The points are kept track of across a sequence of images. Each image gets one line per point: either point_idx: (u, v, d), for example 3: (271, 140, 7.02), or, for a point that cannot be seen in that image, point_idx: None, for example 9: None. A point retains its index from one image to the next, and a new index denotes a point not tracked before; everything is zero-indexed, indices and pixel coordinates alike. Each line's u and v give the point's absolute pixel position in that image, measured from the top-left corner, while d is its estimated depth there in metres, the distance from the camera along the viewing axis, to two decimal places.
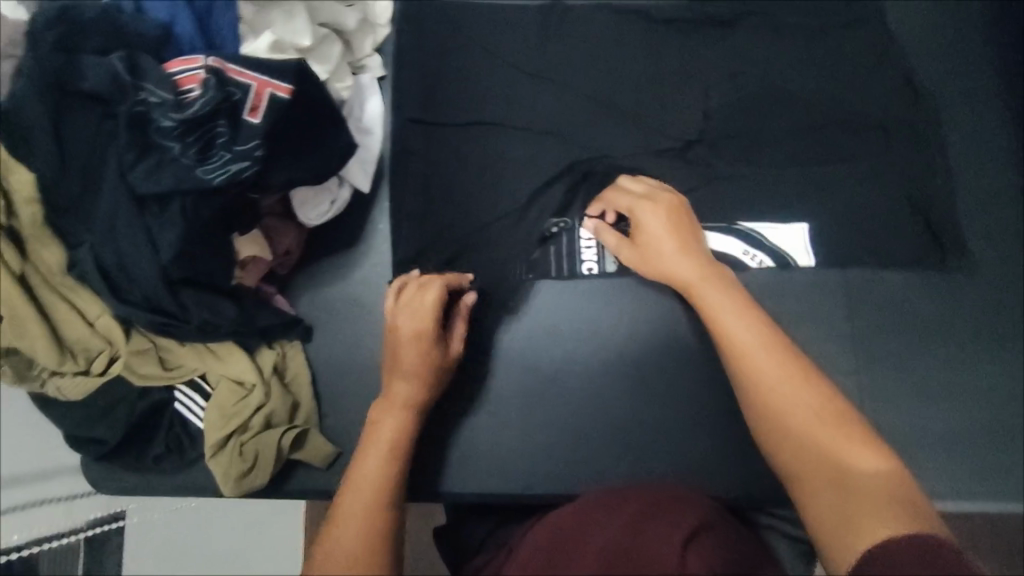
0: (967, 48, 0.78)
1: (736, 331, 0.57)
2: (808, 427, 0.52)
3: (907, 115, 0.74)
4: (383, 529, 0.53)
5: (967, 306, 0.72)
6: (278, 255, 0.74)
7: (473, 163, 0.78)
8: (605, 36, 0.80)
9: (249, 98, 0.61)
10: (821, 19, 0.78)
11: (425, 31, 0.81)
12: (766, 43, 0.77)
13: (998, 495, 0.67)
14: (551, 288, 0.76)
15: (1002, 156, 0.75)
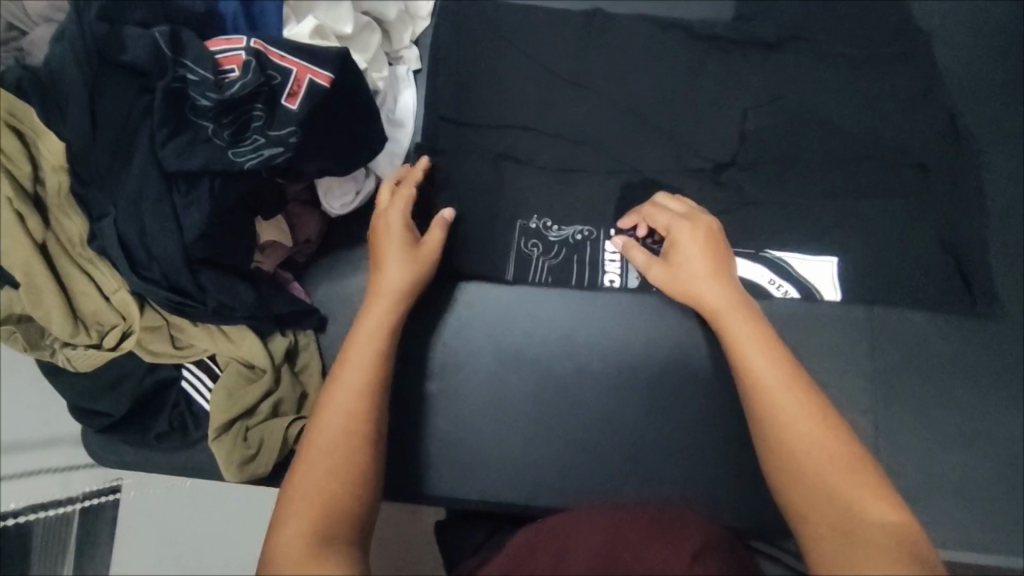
0: (1012, 92, 0.77)
1: (755, 359, 0.56)
2: (820, 467, 0.51)
3: (944, 155, 0.74)
4: (351, 463, 0.53)
5: (990, 353, 0.71)
6: (298, 242, 0.74)
7: (503, 165, 0.77)
8: (647, 48, 0.79)
9: (289, 83, 0.60)
10: (867, 50, 0.77)
11: (467, 26, 0.80)
12: (809, 70, 0.76)
13: (1006, 547, 0.66)
14: (570, 298, 0.74)
15: None
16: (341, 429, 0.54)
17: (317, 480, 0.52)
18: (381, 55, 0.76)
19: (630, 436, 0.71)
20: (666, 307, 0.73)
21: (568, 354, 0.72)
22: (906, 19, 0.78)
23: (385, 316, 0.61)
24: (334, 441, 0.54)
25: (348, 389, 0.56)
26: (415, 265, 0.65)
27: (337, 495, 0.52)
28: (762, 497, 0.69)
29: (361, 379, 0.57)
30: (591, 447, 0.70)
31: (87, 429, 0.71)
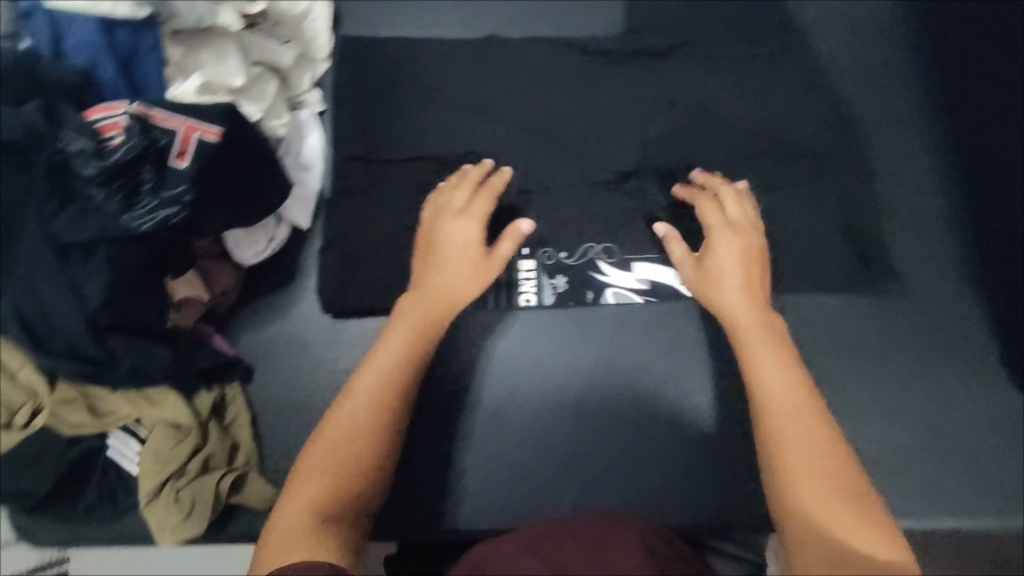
0: (892, 75, 0.80)
1: (764, 359, 0.57)
2: (815, 489, 0.49)
3: (830, 145, 0.77)
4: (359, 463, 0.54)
5: (899, 326, 0.74)
6: (215, 295, 0.74)
7: (414, 197, 0.78)
8: (542, 70, 0.81)
9: (175, 143, 0.61)
10: (750, 51, 0.80)
11: (367, 70, 0.82)
12: (698, 76, 0.79)
13: (925, 510, 0.70)
14: (558, 321, 0.75)
15: (929, 178, 0.77)
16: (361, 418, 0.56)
17: (323, 468, 0.52)
18: (280, 102, 0.77)
19: (560, 451, 0.72)
20: (587, 317, 0.76)
21: (562, 379, 0.74)
22: (783, 19, 0.81)
23: (415, 325, 0.62)
24: (349, 433, 0.55)
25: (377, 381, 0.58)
26: (457, 276, 0.67)
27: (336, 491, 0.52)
28: (696, 492, 0.72)
29: (384, 382, 0.58)
30: (557, 474, 0.72)
31: (15, 510, 0.70)
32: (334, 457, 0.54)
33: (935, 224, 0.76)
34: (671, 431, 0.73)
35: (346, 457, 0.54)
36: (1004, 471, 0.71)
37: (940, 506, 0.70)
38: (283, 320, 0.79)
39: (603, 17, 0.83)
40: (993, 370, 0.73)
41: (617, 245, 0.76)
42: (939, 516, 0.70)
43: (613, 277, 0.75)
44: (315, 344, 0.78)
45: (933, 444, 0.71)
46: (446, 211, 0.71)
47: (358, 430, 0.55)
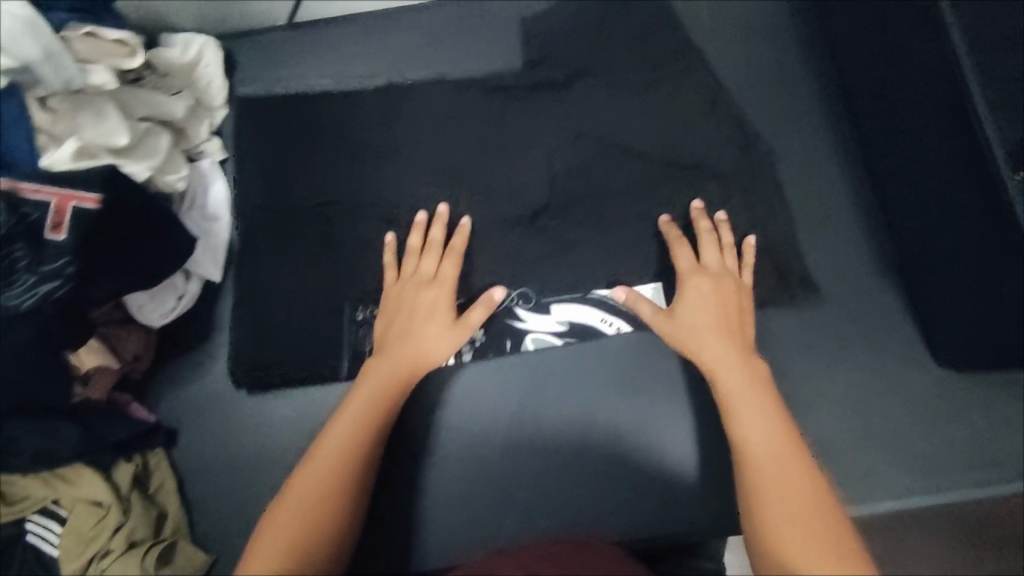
0: (787, 85, 0.83)
1: (746, 415, 0.58)
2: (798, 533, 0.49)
3: (737, 156, 0.77)
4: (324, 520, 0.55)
5: (817, 323, 0.75)
6: (127, 361, 0.71)
7: (325, 245, 0.76)
8: (446, 108, 0.79)
9: (49, 215, 0.58)
10: (651, 72, 0.80)
11: (264, 117, 0.80)
12: (602, 98, 0.78)
13: (863, 499, 0.70)
14: (534, 356, 0.77)
15: (830, 182, 0.80)
16: (332, 485, 0.57)
17: (291, 522, 0.53)
18: (177, 153, 0.75)
19: (496, 483, 0.74)
20: (513, 364, 0.77)
21: (545, 413, 0.75)
22: (681, 36, 0.82)
23: (381, 386, 0.65)
24: (317, 490, 0.56)
25: (352, 448, 0.60)
26: (425, 338, 0.69)
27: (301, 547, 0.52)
28: (635, 506, 0.72)
29: (349, 440, 0.60)
30: (523, 507, 0.73)
31: None
32: (299, 521, 0.53)
33: (841, 222, 0.78)
34: (603, 459, 0.74)
35: (312, 525, 0.54)
36: (940, 455, 0.71)
37: (876, 494, 0.70)
38: (202, 379, 0.76)
39: (501, 57, 0.84)
40: (915, 356, 0.74)
41: (533, 289, 0.75)
42: (876, 504, 0.70)
43: (530, 323, 0.76)
44: (237, 402, 0.76)
45: (865, 435, 0.72)
46: (413, 280, 0.72)
47: (325, 491, 0.56)
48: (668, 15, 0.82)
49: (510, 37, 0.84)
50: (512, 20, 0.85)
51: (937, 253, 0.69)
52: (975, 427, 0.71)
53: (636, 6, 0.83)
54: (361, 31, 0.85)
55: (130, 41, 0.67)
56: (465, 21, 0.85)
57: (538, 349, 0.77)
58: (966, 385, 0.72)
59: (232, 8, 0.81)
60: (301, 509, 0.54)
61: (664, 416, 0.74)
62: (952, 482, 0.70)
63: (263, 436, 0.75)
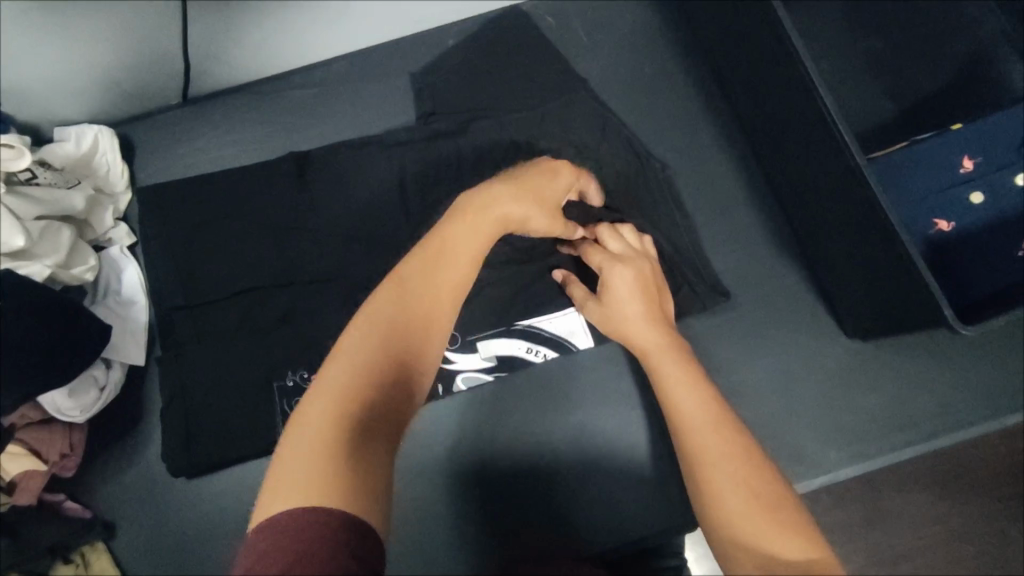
0: (672, 99, 0.87)
1: (675, 386, 0.59)
2: (729, 486, 0.51)
3: (630, 173, 0.81)
4: (393, 359, 0.48)
5: (731, 316, 0.78)
6: (56, 461, 0.69)
7: (247, 318, 0.77)
8: (349, 167, 0.82)
9: None
10: (540, 105, 0.83)
11: (173, 200, 0.81)
12: (496, 138, 0.82)
13: (799, 477, 0.72)
14: (492, 386, 0.77)
15: (726, 181, 0.83)
16: (398, 333, 0.49)
17: (364, 351, 0.47)
18: (83, 243, 0.75)
19: (447, 516, 0.74)
20: (449, 408, 0.77)
21: (512, 441, 0.76)
22: (563, 68, 0.86)
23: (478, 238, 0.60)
24: (389, 321, 0.50)
25: (427, 291, 0.53)
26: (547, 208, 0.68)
27: (369, 378, 0.46)
28: (588, 521, 0.73)
29: (435, 288, 0.54)
30: (488, 541, 0.73)
31: None
32: (366, 362, 0.47)
33: (742, 215, 0.82)
34: (550, 486, 0.74)
35: (378, 368, 0.47)
36: (867, 424, 0.73)
37: (811, 471, 0.72)
38: (137, 467, 0.75)
39: (396, 112, 0.86)
40: (828, 333, 0.77)
41: (457, 330, 0.78)
42: (813, 481, 0.72)
43: (460, 362, 0.78)
44: (175, 484, 0.74)
45: (794, 416, 0.74)
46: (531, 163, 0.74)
47: (396, 320, 0.50)
48: (550, 51, 0.86)
49: (402, 90, 0.87)
50: (401, 72, 0.87)
51: (834, 238, 0.72)
52: (893, 390, 0.74)
53: (516, 44, 0.87)
54: (257, 103, 0.87)
55: (14, 142, 0.67)
56: (356, 78, 0.87)
57: (471, 388, 0.78)
58: (880, 353, 0.75)
59: (123, 95, 0.83)
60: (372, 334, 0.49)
61: (603, 424, 0.76)
62: (881, 448, 0.72)
63: (205, 512, 0.74)
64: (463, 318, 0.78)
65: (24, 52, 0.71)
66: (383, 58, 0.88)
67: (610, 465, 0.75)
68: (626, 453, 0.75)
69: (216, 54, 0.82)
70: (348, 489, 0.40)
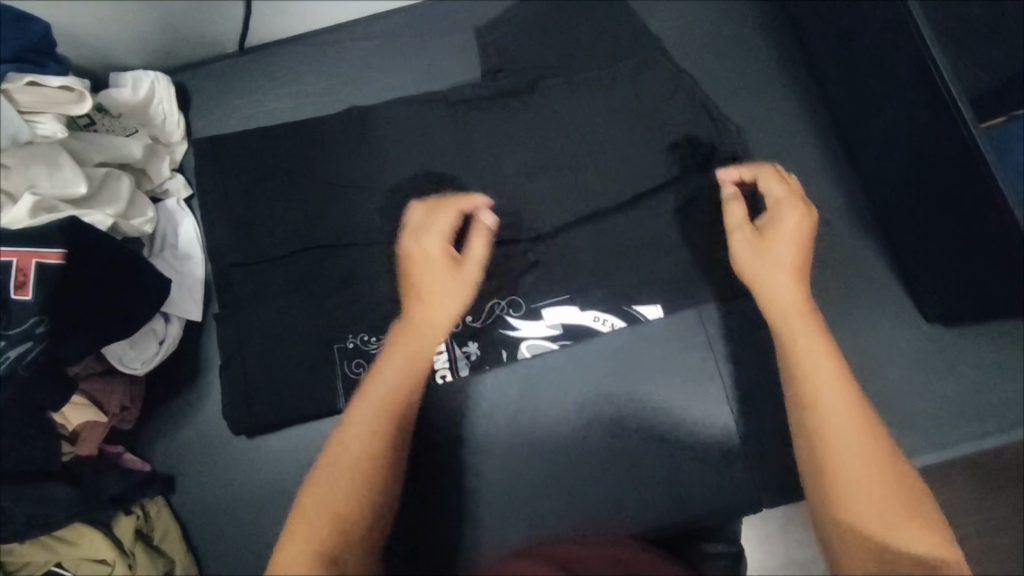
0: (746, 68, 0.84)
1: (824, 381, 0.50)
2: (872, 478, 0.45)
3: (704, 138, 0.77)
4: (351, 489, 0.49)
5: None
6: (115, 413, 0.70)
7: (307, 276, 0.75)
8: (412, 125, 0.79)
9: (12, 275, 0.56)
10: (611, 65, 0.80)
11: (229, 152, 0.79)
12: (564, 99, 0.79)
13: None
14: (547, 361, 0.76)
15: (799, 157, 0.81)
16: (366, 458, 0.50)
17: (326, 489, 0.48)
18: (141, 195, 0.74)
19: (504, 486, 0.73)
20: (508, 378, 0.76)
21: (570, 415, 0.75)
22: (637, 27, 0.82)
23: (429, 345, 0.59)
24: (353, 455, 0.50)
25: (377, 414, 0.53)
26: (460, 281, 0.63)
27: (329, 514, 0.47)
28: (653, 495, 0.72)
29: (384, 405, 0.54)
30: (549, 512, 0.72)
31: None
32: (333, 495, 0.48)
33: (816, 193, 0.80)
34: (611, 460, 0.73)
35: (336, 509, 0.47)
36: (942, 411, 0.72)
37: None
38: (196, 423, 0.75)
39: (460, 70, 0.83)
40: (899, 317, 0.75)
41: (522, 296, 0.76)
42: None
43: (523, 330, 0.76)
44: (234, 442, 0.74)
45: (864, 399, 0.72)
46: (423, 260, 0.64)
47: (359, 450, 0.50)
48: (622, 8, 0.82)
49: (466, 48, 0.84)
50: (465, 26, 0.84)
51: (912, 196, 0.72)
52: (969, 377, 0.73)
53: None
54: (315, 54, 0.84)
55: (76, 86, 0.65)
56: (417, 31, 0.84)
57: (535, 355, 0.76)
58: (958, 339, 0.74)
59: (181, 42, 0.80)
60: (339, 471, 0.49)
61: (668, 398, 0.75)
62: (955, 436, 0.71)
63: (264, 470, 0.73)
64: (528, 284, 0.76)
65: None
66: (447, 11, 0.85)
67: (674, 439, 0.73)
68: (692, 429, 0.74)
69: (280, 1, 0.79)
70: None
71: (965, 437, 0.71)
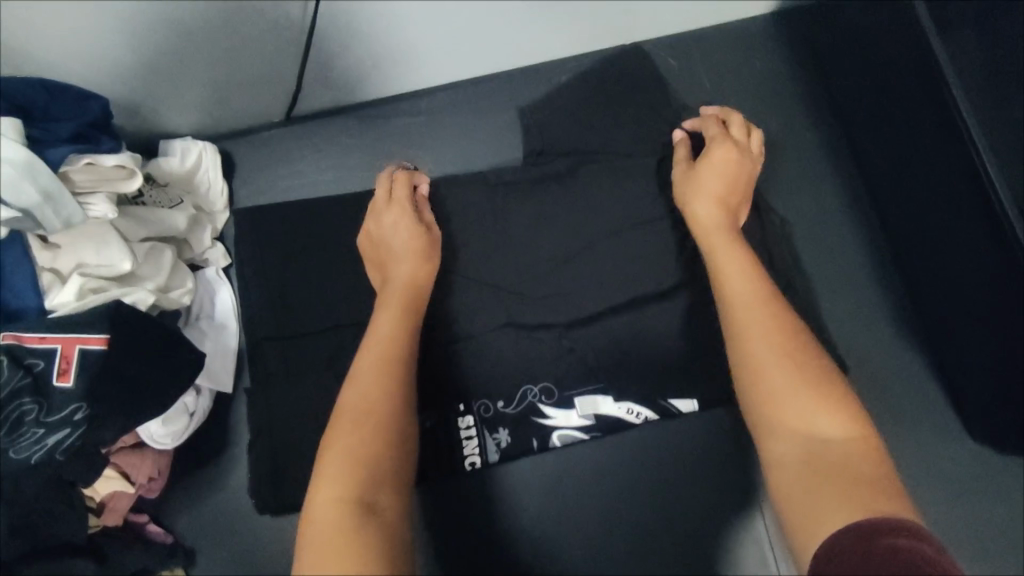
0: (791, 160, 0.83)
1: (753, 325, 0.60)
2: (792, 400, 0.54)
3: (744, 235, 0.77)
4: (370, 415, 0.58)
5: None
6: (142, 484, 0.69)
7: (339, 354, 0.75)
8: (451, 205, 0.79)
9: (56, 363, 0.57)
10: (655, 154, 0.79)
11: (270, 223, 0.80)
12: (605, 187, 0.78)
13: None
14: (574, 454, 0.75)
15: (835, 256, 0.82)
16: (375, 398, 0.59)
17: (348, 418, 0.57)
18: (182, 265, 0.74)
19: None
20: (536, 468, 0.75)
21: (596, 512, 0.74)
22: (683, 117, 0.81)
23: (403, 292, 0.68)
24: (366, 393, 0.59)
25: (376, 361, 0.62)
26: (424, 241, 0.72)
27: (356, 438, 0.56)
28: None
29: (384, 351, 0.63)
30: None
31: None
32: (353, 432, 0.56)
33: (853, 296, 0.80)
34: (636, 558, 0.72)
35: (360, 434, 0.56)
36: (957, 535, 0.73)
37: None
38: (221, 495, 0.75)
39: (503, 150, 0.84)
40: (925, 429, 0.76)
41: (556, 383, 0.74)
42: None
43: (557, 419, 0.74)
44: (257, 517, 0.74)
45: None
46: (385, 208, 0.73)
47: (370, 392, 0.59)
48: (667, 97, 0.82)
49: (511, 127, 0.85)
50: (510, 105, 0.85)
51: (949, 271, 0.72)
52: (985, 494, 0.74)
53: (633, 85, 0.82)
54: (359, 126, 0.85)
55: (128, 163, 0.66)
56: (463, 108, 0.85)
57: (565, 446, 0.75)
58: (977, 462, 0.75)
59: (227, 112, 0.81)
60: (358, 409, 0.58)
61: (694, 502, 0.74)
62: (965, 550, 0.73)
63: (284, 549, 0.73)
64: (560, 371, 0.75)
65: (125, 48, 0.67)
66: (494, 91, 0.86)
67: (698, 540, 0.73)
68: (716, 530, 0.73)
69: (328, 77, 0.79)
70: (355, 531, 0.49)
71: (982, 563, 0.72)
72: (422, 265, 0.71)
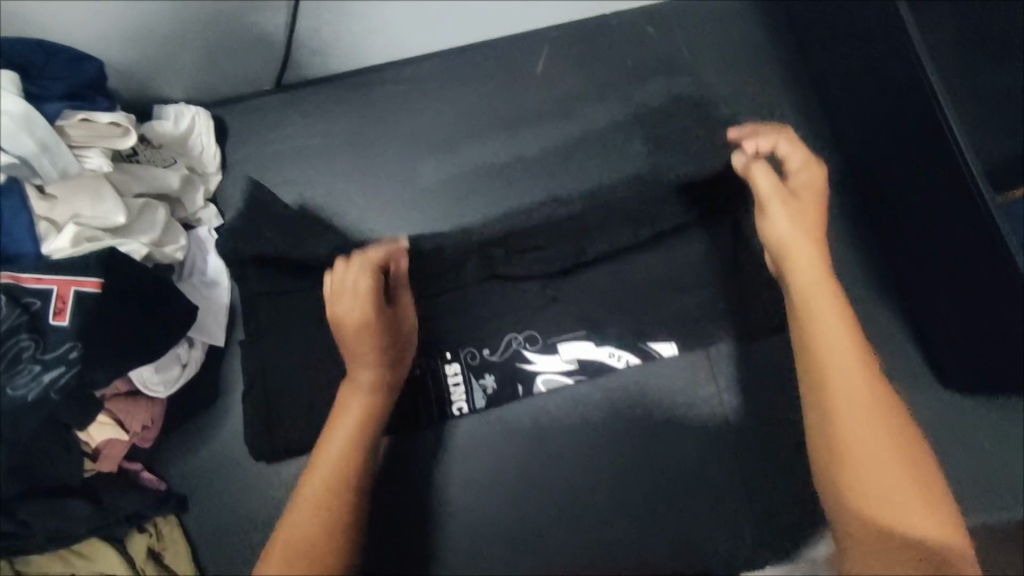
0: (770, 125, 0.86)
1: (843, 404, 0.71)
2: (875, 476, 0.66)
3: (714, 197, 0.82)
4: (328, 480, 0.72)
5: None
6: (137, 431, 0.71)
7: (331, 307, 0.78)
8: (439, 173, 0.85)
9: (52, 303, 0.60)
10: (629, 127, 0.85)
11: (268, 188, 0.84)
12: (583, 157, 0.84)
13: None
14: (558, 401, 0.77)
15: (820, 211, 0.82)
16: (334, 461, 0.73)
17: (314, 480, 0.72)
18: (175, 222, 0.76)
19: (512, 525, 0.74)
20: (522, 412, 0.77)
21: (576, 456, 0.75)
22: (658, 91, 0.86)
23: (372, 374, 0.76)
24: (330, 457, 0.73)
25: (342, 431, 0.74)
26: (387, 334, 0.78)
27: (313, 500, 0.71)
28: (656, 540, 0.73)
29: (351, 423, 0.74)
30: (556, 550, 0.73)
31: None
32: (313, 491, 0.72)
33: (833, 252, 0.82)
34: (620, 503, 0.74)
35: (319, 496, 0.71)
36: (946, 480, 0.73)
37: None
38: (214, 445, 0.78)
39: (490, 113, 0.86)
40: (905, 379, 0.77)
41: (540, 332, 0.78)
42: None
43: (540, 363, 0.77)
44: (249, 464, 0.77)
45: None
46: (352, 294, 0.79)
47: (333, 456, 0.73)
48: (644, 71, 0.87)
49: (496, 91, 0.86)
50: (497, 70, 0.87)
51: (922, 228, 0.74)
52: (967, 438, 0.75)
53: (612, 60, 0.87)
54: (347, 93, 0.86)
55: (123, 121, 0.69)
56: (451, 74, 0.87)
57: (550, 391, 0.77)
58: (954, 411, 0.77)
59: (219, 79, 0.83)
60: (321, 470, 0.73)
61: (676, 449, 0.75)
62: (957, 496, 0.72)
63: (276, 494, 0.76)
64: (544, 320, 0.79)
65: (121, 16, 0.68)
66: (481, 57, 0.88)
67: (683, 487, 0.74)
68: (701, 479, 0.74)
69: (319, 43, 0.82)
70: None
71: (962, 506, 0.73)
72: (388, 358, 0.77)
